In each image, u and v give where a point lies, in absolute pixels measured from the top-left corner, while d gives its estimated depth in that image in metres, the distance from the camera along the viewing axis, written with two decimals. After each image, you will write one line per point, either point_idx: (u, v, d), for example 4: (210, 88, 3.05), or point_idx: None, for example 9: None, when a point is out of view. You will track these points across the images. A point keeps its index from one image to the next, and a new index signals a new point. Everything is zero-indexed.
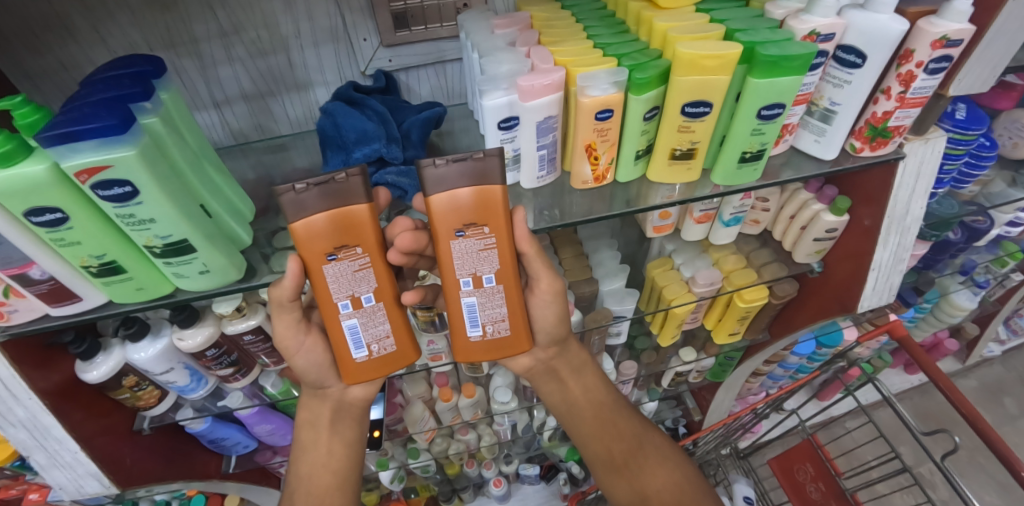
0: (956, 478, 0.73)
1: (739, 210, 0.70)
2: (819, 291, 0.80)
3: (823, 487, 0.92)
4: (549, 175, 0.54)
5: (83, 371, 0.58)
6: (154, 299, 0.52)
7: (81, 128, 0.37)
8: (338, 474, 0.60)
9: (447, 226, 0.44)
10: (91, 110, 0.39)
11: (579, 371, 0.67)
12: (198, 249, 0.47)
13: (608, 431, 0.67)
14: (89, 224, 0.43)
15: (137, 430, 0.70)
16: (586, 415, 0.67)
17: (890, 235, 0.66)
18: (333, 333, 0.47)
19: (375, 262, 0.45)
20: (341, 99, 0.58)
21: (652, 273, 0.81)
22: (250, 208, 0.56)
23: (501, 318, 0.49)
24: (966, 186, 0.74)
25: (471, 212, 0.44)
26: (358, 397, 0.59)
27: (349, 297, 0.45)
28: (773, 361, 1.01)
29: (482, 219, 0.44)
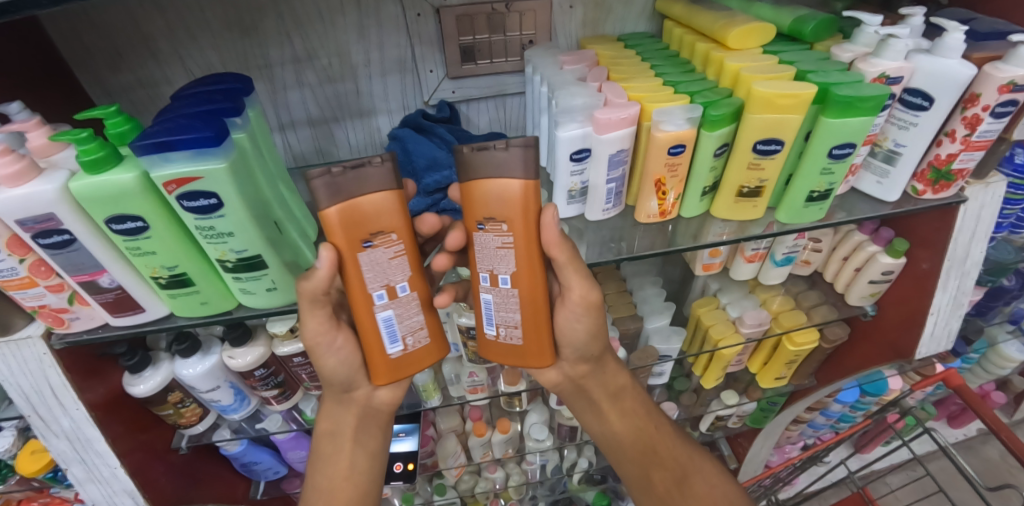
0: None
1: (792, 250, 0.70)
2: (870, 336, 0.78)
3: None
4: (615, 207, 0.54)
5: (130, 384, 0.57)
6: (213, 316, 0.51)
7: (177, 138, 0.37)
8: (360, 489, 0.56)
9: (473, 216, 0.42)
10: (186, 122, 0.39)
11: (615, 396, 0.63)
12: (269, 266, 0.47)
13: (652, 460, 0.64)
14: (165, 234, 0.44)
15: (174, 449, 0.68)
16: (628, 453, 0.64)
17: (949, 280, 0.65)
18: (364, 327, 0.43)
19: (409, 249, 0.42)
20: (409, 126, 0.59)
21: (696, 312, 0.79)
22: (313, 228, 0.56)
23: (515, 324, 0.46)
24: None
25: (498, 205, 0.41)
26: (384, 402, 0.55)
27: (384, 286, 0.42)
28: (815, 408, 0.96)
29: (504, 216, 0.41)
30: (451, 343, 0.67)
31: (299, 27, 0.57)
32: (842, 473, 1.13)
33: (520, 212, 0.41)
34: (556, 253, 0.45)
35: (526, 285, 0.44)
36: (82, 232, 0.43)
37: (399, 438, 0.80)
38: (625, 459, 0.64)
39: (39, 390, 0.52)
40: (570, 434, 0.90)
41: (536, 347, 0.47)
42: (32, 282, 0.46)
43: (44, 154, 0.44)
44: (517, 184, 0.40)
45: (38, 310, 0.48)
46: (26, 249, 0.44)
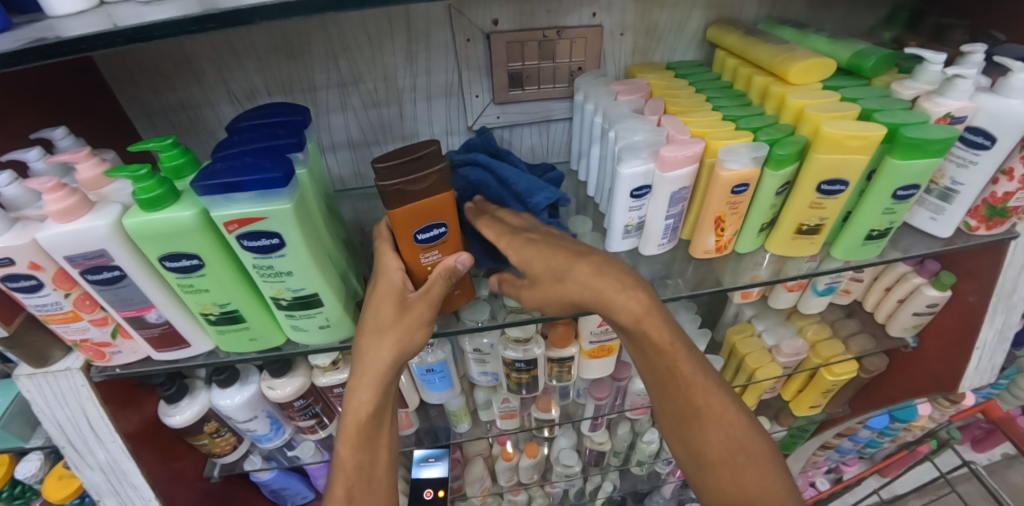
0: None
1: (835, 281, 0.67)
2: (910, 367, 0.77)
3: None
4: (670, 243, 0.53)
5: (167, 415, 0.57)
6: (258, 350, 0.51)
7: (245, 179, 0.36)
8: None
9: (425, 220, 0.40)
10: (253, 160, 0.38)
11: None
12: (323, 304, 0.46)
13: None
14: (220, 272, 0.42)
15: (204, 477, 0.67)
16: None
17: (996, 315, 0.64)
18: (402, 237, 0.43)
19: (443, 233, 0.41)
20: (487, 151, 0.57)
21: (731, 339, 0.77)
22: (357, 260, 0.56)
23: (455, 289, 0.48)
24: None
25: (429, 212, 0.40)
26: None
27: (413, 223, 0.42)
28: (844, 434, 0.95)
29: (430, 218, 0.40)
30: (491, 373, 0.65)
31: (347, 51, 0.55)
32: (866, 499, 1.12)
33: (400, 219, 0.39)
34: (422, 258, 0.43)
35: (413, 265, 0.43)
36: (133, 268, 0.41)
37: (429, 464, 0.78)
38: None
39: (76, 423, 0.50)
40: (598, 459, 0.88)
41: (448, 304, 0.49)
42: (76, 317, 0.44)
43: (94, 187, 0.42)
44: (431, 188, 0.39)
45: (80, 344, 0.47)
46: (72, 283, 0.42)
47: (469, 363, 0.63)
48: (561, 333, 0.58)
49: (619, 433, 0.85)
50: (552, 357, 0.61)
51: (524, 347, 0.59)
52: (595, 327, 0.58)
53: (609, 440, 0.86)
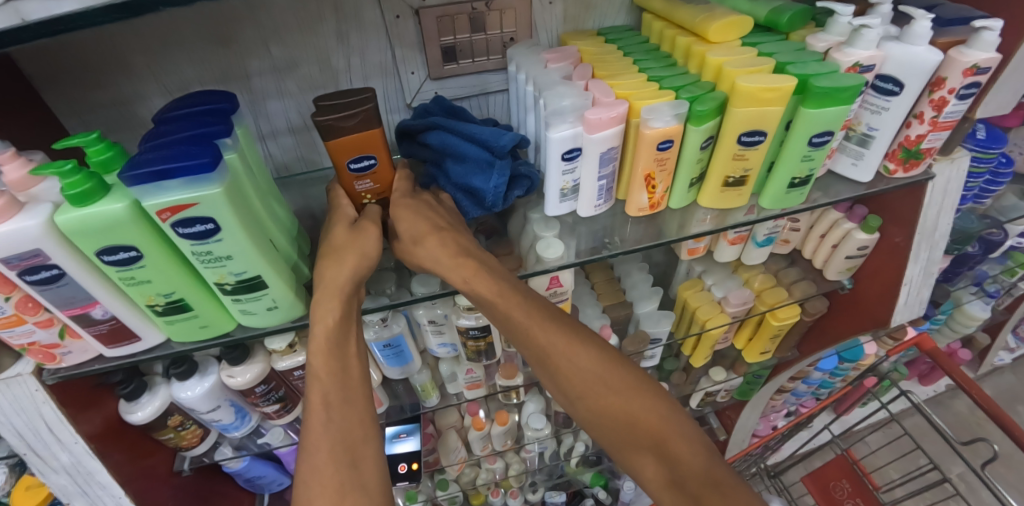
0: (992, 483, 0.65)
1: (773, 231, 0.71)
2: (849, 308, 0.82)
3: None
4: (606, 203, 0.55)
5: (129, 412, 0.58)
6: (211, 337, 0.52)
7: (173, 166, 0.37)
8: None
9: (354, 152, 0.47)
10: (182, 148, 0.38)
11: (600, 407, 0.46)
12: (268, 285, 0.47)
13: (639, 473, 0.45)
14: (161, 262, 0.43)
15: (177, 471, 0.69)
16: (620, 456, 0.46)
17: (920, 252, 0.68)
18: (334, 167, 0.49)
19: (362, 158, 0.48)
20: (448, 109, 0.60)
21: (683, 294, 0.80)
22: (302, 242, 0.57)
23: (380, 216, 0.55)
24: (985, 201, 0.78)
25: (361, 145, 0.47)
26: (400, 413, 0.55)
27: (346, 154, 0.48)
28: (798, 377, 1.01)
29: (362, 150, 0.48)
30: (449, 343, 0.67)
31: (276, 35, 0.55)
32: (825, 437, 1.19)
33: (336, 150, 0.47)
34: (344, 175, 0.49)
35: (349, 189, 0.51)
36: (71, 266, 0.41)
37: (401, 439, 0.81)
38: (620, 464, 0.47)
39: (34, 428, 0.50)
40: (567, 420, 0.93)
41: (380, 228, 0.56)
42: (20, 320, 0.44)
43: (21, 188, 0.41)
44: (357, 126, 0.45)
45: (28, 347, 0.46)
46: (11, 286, 0.42)
47: (427, 335, 0.66)
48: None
49: None
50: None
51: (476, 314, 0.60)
52: (544, 289, 0.60)
53: None
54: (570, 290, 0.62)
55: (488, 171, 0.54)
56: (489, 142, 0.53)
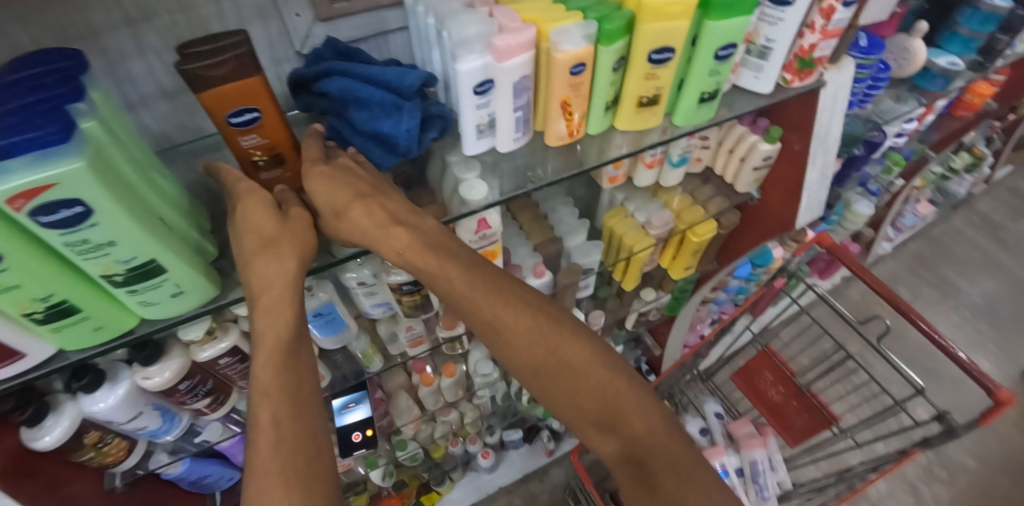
0: (891, 356, 0.74)
1: (686, 150, 0.73)
2: (758, 216, 0.88)
3: (809, 417, 0.90)
4: (524, 135, 0.54)
5: (33, 439, 0.50)
6: (111, 338, 0.46)
7: (14, 140, 0.30)
8: None
9: (234, 107, 0.42)
10: (19, 120, 0.32)
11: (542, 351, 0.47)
12: (167, 269, 0.42)
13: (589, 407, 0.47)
14: (27, 264, 0.35)
15: (109, 489, 0.64)
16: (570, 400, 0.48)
17: (817, 157, 0.74)
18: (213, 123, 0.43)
19: (245, 113, 0.43)
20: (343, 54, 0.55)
21: (608, 224, 0.81)
22: (198, 216, 0.51)
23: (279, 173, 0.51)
24: (866, 105, 0.85)
25: (242, 99, 0.42)
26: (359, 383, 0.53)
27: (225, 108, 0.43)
28: (717, 287, 1.10)
29: (244, 104, 0.42)
30: (384, 302, 0.66)
31: None
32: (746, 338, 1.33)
33: (213, 104, 0.41)
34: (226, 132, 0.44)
35: (234, 146, 0.46)
36: None
37: (351, 408, 0.79)
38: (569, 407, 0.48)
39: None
40: None
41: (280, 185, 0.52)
42: None
43: None
44: (232, 75, 0.40)
45: None
46: None
47: (358, 298, 0.63)
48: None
49: None
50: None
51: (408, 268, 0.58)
52: (473, 234, 0.59)
53: None
54: (500, 231, 0.62)
55: (398, 114, 0.50)
56: (394, 84, 0.50)
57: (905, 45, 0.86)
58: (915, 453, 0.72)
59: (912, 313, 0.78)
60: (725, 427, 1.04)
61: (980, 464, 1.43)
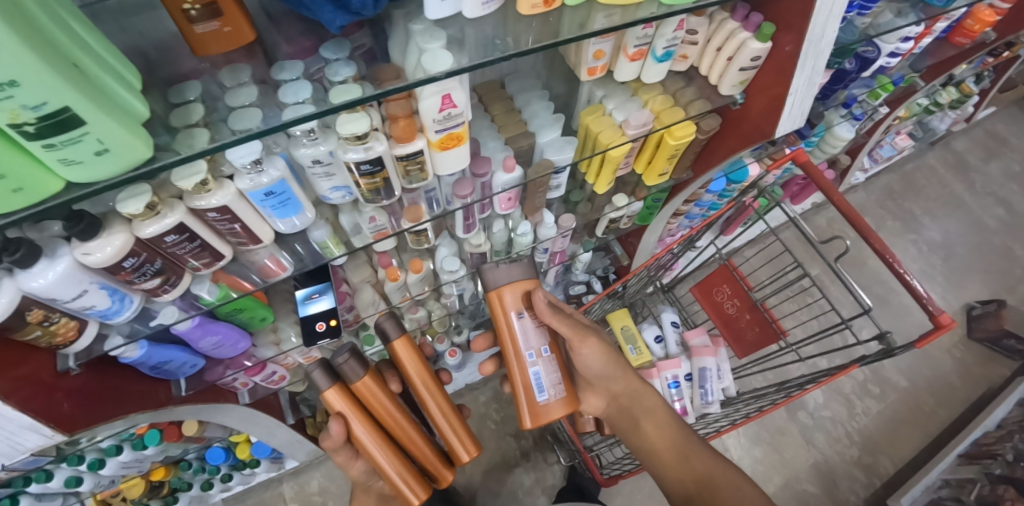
0: (848, 282, 0.85)
1: (671, 44, 0.70)
2: (739, 123, 0.84)
3: (760, 330, 0.97)
4: (494, 2, 0.49)
5: (26, 281, 0.54)
6: (41, 199, 0.44)
7: None
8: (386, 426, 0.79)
9: None
10: None
11: (650, 412, 0.88)
12: (87, 119, 0.38)
13: (681, 461, 0.83)
14: (12, 43, 0.32)
15: (64, 370, 0.69)
16: (664, 458, 0.84)
17: (806, 61, 0.68)
18: None
19: None
20: None
21: (584, 122, 0.78)
22: (136, 78, 0.48)
23: (219, 22, 0.46)
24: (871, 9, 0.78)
25: None
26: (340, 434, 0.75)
27: None
28: (691, 200, 1.13)
29: None
30: (342, 186, 0.62)
31: None
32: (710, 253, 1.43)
33: None
34: None
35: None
36: None
37: (315, 300, 0.82)
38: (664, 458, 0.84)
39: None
40: (482, 259, 0.96)
41: (198, 39, 0.47)
42: None
43: None
44: None
45: None
46: None
47: (314, 180, 0.60)
48: (403, 126, 0.55)
49: (496, 231, 0.91)
50: (398, 156, 0.58)
51: (365, 146, 0.55)
52: (436, 113, 0.56)
53: (487, 240, 0.91)
54: (466, 114, 0.58)
55: None
56: None
57: None
58: (855, 363, 0.85)
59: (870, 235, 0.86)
60: (680, 335, 1.12)
61: (907, 381, 1.60)
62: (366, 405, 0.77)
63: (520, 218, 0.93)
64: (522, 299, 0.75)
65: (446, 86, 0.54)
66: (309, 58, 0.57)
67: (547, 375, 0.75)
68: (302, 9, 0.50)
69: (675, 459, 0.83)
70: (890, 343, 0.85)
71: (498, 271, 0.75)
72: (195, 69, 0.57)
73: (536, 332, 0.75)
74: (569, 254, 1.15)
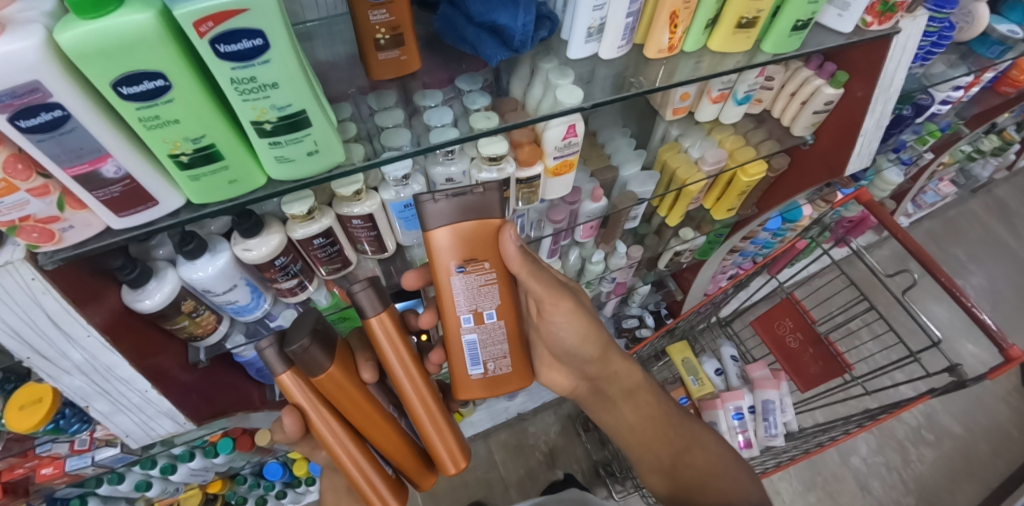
0: (914, 310, 0.88)
1: (752, 88, 0.77)
2: (807, 161, 0.91)
3: (823, 363, 0.99)
4: (627, 44, 0.58)
5: (191, 272, 0.61)
6: (243, 193, 0.50)
7: None
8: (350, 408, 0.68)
9: None
10: None
11: (627, 393, 0.90)
12: (311, 124, 0.44)
13: (659, 440, 0.88)
14: (285, 56, 0.38)
15: (194, 362, 0.78)
16: (639, 437, 0.89)
17: (876, 105, 0.75)
18: (357, 8, 0.49)
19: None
20: None
21: (663, 157, 0.86)
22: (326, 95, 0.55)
23: (397, 54, 0.54)
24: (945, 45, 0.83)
25: None
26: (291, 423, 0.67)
27: None
28: (747, 238, 1.15)
29: None
30: None
31: None
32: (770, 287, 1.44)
33: None
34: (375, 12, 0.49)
35: (363, 20, 0.50)
36: (143, 74, 0.37)
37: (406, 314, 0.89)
38: (647, 442, 0.89)
39: (41, 326, 0.55)
40: None
41: (375, 67, 0.55)
42: (13, 187, 0.43)
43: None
44: None
45: (23, 224, 0.46)
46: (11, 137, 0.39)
47: None
48: (528, 151, 0.64)
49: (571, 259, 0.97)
50: (521, 178, 0.67)
51: (498, 167, 0.64)
52: (559, 140, 0.64)
53: (563, 266, 0.98)
54: (582, 143, 0.66)
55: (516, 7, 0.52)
56: None
57: (968, 7, 0.86)
58: (927, 394, 0.86)
59: (937, 271, 0.89)
60: (740, 369, 1.15)
61: (962, 428, 1.56)
62: (327, 397, 0.66)
63: (594, 247, 0.98)
64: (461, 248, 0.59)
65: (571, 118, 0.63)
66: (444, 88, 0.64)
67: (485, 348, 0.64)
68: (459, 43, 0.58)
69: (663, 442, 0.87)
70: (959, 375, 0.87)
71: (438, 207, 0.57)
72: (342, 93, 0.63)
73: (481, 291, 0.61)
74: (629, 285, 1.20)
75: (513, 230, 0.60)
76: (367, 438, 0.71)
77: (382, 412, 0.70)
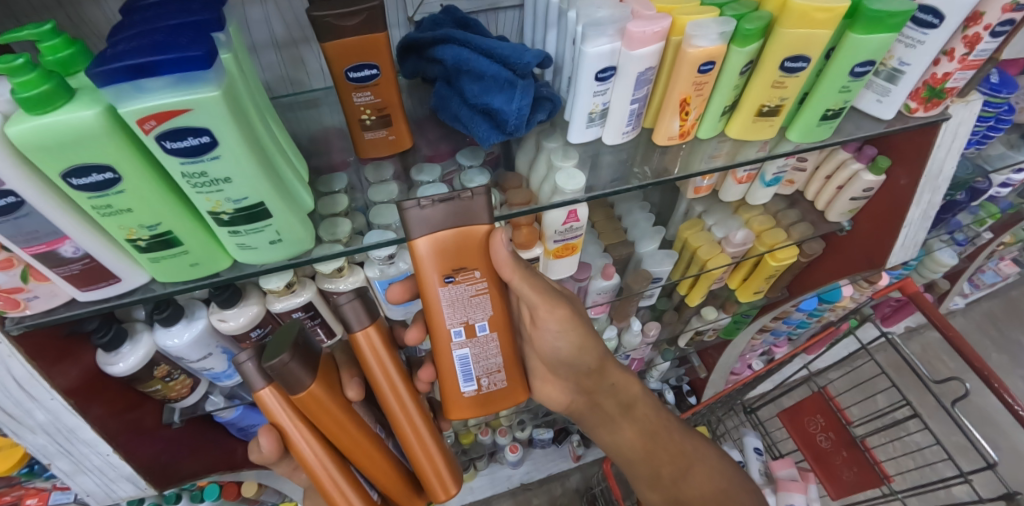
0: (964, 423, 0.76)
1: (781, 170, 0.70)
2: (844, 247, 0.83)
3: (859, 470, 0.86)
4: (634, 130, 0.54)
5: (164, 339, 0.59)
6: (207, 276, 0.47)
7: (160, 58, 0.30)
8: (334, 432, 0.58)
9: (340, 65, 0.44)
10: (166, 39, 0.32)
11: (627, 410, 0.77)
12: (272, 215, 0.41)
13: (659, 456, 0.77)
14: (240, 151, 0.35)
15: (166, 423, 0.75)
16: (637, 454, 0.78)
17: (922, 195, 0.68)
18: (340, 91, 0.47)
19: (386, 78, 0.47)
20: (453, 23, 0.55)
21: (683, 235, 0.79)
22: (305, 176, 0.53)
23: (385, 133, 0.52)
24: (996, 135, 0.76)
25: (358, 51, 0.44)
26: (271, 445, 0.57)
27: (363, 71, 0.45)
28: (779, 318, 1.04)
29: (368, 57, 0.44)
30: None
31: None
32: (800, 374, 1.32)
33: (334, 55, 0.43)
34: (358, 95, 0.47)
35: (347, 102, 0.48)
36: (87, 168, 0.34)
37: None
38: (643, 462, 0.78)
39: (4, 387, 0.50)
40: None
41: (363, 145, 0.53)
42: None
43: None
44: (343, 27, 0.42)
45: None
46: None
47: None
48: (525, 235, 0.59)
49: None
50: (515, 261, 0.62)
51: None
52: (560, 225, 0.60)
53: None
54: (586, 227, 0.62)
55: (511, 90, 0.49)
56: (510, 59, 0.48)
57: None
58: None
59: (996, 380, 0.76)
60: (764, 465, 1.02)
61: None
62: (308, 417, 0.57)
63: (606, 322, 0.91)
64: (447, 257, 0.50)
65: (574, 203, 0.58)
66: (445, 160, 0.60)
67: (479, 363, 0.56)
68: (454, 121, 0.55)
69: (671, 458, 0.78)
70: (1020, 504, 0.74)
71: (424, 214, 0.48)
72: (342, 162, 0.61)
73: (473, 300, 0.52)
74: (646, 360, 1.11)
75: (505, 233, 0.51)
76: (352, 462, 0.61)
77: (369, 433, 0.61)
